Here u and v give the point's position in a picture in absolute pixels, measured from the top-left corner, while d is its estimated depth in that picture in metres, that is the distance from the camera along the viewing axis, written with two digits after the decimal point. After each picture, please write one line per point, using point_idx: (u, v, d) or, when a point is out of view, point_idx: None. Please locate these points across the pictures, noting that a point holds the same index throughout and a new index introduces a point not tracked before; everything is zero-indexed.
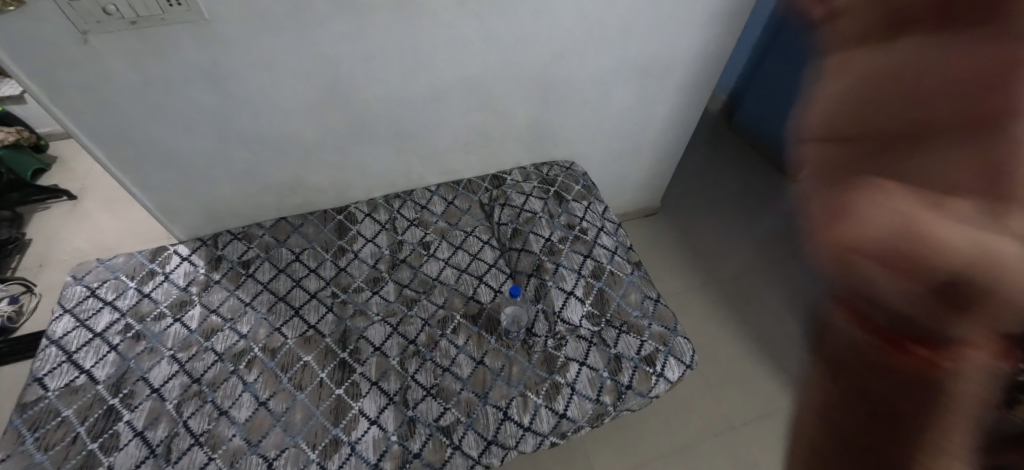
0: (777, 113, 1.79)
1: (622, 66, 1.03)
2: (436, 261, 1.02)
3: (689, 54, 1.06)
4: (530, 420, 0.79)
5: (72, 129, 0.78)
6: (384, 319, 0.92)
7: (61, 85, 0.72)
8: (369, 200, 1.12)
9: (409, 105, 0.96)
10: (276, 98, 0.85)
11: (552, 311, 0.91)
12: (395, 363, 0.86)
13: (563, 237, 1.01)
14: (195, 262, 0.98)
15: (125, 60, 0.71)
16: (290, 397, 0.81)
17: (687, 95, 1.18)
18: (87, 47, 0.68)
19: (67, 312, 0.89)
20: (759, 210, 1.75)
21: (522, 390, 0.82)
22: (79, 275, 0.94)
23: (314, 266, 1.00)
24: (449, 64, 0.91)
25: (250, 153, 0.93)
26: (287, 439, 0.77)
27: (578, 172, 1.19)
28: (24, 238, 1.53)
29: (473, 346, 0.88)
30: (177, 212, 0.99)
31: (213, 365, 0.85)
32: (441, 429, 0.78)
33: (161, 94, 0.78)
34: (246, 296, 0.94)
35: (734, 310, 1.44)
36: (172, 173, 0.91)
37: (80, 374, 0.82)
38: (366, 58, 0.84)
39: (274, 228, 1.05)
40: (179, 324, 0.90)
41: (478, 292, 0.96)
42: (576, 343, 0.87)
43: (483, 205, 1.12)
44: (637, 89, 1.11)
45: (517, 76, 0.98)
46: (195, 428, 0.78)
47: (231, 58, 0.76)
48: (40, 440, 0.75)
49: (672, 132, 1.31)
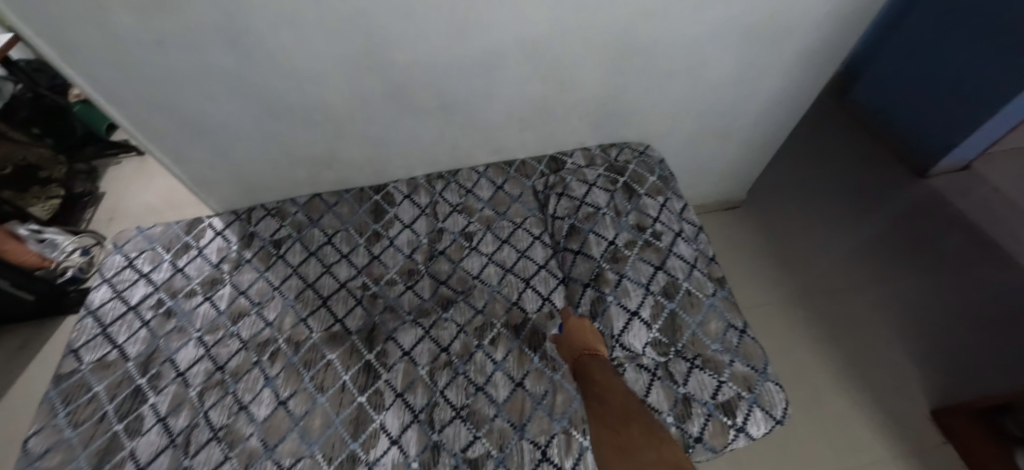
0: (913, 89, 1.42)
1: (727, 27, 0.80)
2: (479, 256, 0.89)
3: (822, 12, 0.80)
4: (573, 466, 0.66)
5: (90, 91, 0.71)
6: (416, 320, 0.82)
7: (70, 44, 0.64)
8: (410, 179, 1.01)
9: (456, 74, 0.81)
10: (303, 62, 0.73)
11: (609, 333, 0.75)
12: (424, 373, 0.76)
13: (629, 241, 0.84)
14: (228, 238, 0.93)
15: (130, 14, 0.61)
16: (310, 399, 0.75)
17: (807, 67, 0.93)
18: (90, 1, 0.59)
19: (106, 282, 0.88)
20: (872, 210, 1.44)
21: (565, 426, 0.69)
22: (120, 244, 0.93)
23: (346, 251, 0.91)
24: (505, 23, 0.73)
25: (280, 124, 0.84)
26: (303, 447, 0.70)
27: (653, 159, 1.00)
28: (98, 191, 1.61)
29: (513, 364, 0.76)
30: (210, 183, 0.94)
31: (238, 353, 0.80)
32: (468, 462, 0.67)
33: (176, 56, 0.68)
34: (275, 279, 0.88)
35: (826, 331, 1.21)
36: (200, 143, 0.84)
37: (113, 348, 0.80)
38: (404, 15, 0.69)
39: (308, 206, 0.97)
40: (208, 303, 0.86)
41: (523, 298, 0.83)
42: (636, 375, 0.72)
43: (537, 193, 0.96)
44: (742, 58, 0.87)
45: (588, 39, 0.79)
46: (215, 421, 0.74)
47: (247, 14, 0.64)
48: (71, 415, 0.74)
49: (777, 113, 1.06)
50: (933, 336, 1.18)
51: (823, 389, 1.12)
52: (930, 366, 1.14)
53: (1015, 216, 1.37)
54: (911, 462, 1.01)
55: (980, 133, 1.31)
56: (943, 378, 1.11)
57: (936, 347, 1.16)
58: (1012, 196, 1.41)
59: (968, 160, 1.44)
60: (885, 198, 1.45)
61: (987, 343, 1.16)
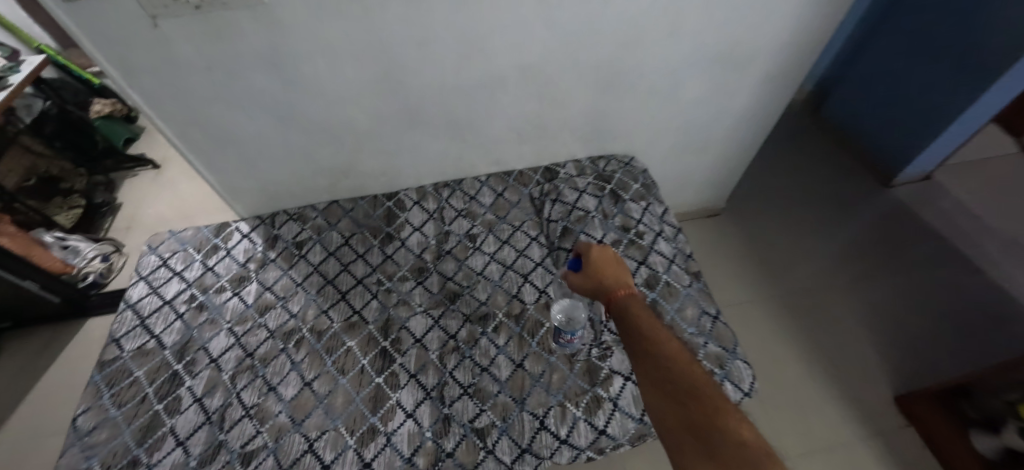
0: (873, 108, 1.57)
1: (699, 53, 0.93)
2: (482, 255, 0.99)
3: (779, 43, 0.94)
4: (567, 432, 0.76)
5: (147, 111, 0.82)
6: (427, 311, 0.92)
7: (135, 69, 0.74)
8: (419, 188, 1.12)
9: (464, 93, 0.93)
10: (333, 83, 0.85)
11: (598, 319, 0.87)
12: (434, 357, 0.85)
13: (617, 239, 0.95)
14: (254, 240, 1.02)
15: (190, 43, 0.72)
16: (333, 381, 0.83)
17: (770, 88, 1.06)
18: (158, 33, 0.70)
19: (142, 279, 0.96)
20: (839, 217, 1.57)
21: (561, 400, 0.78)
22: (154, 245, 1.02)
23: (362, 251, 1.01)
24: (508, 50, 0.85)
25: (307, 138, 0.95)
26: (328, 422, 0.78)
27: (637, 169, 1.12)
28: (116, 202, 1.69)
29: (514, 348, 0.85)
30: (239, 191, 1.03)
31: (266, 341, 0.89)
32: (475, 431, 0.76)
33: (224, 78, 0.79)
34: (298, 276, 0.97)
35: (798, 327, 1.32)
36: (234, 154, 0.95)
37: (151, 338, 0.89)
38: (422, 44, 0.81)
39: (326, 211, 1.07)
40: (237, 298, 0.95)
41: (522, 291, 0.93)
42: (622, 355, 0.83)
43: (533, 199, 1.07)
44: (713, 80, 1.00)
45: (579, 65, 0.91)
46: (247, 400, 0.82)
47: (290, 43, 0.76)
48: (115, 396, 0.82)
49: (747, 128, 1.19)
50: (895, 332, 1.29)
51: (796, 379, 1.22)
52: (891, 357, 1.25)
53: (968, 222, 1.50)
54: (876, 443, 1.11)
55: (932, 147, 1.45)
56: (903, 368, 1.22)
57: (897, 340, 1.28)
58: (965, 204, 1.55)
59: (925, 171, 1.58)
60: (852, 207, 1.59)
61: (945, 335, 1.27)
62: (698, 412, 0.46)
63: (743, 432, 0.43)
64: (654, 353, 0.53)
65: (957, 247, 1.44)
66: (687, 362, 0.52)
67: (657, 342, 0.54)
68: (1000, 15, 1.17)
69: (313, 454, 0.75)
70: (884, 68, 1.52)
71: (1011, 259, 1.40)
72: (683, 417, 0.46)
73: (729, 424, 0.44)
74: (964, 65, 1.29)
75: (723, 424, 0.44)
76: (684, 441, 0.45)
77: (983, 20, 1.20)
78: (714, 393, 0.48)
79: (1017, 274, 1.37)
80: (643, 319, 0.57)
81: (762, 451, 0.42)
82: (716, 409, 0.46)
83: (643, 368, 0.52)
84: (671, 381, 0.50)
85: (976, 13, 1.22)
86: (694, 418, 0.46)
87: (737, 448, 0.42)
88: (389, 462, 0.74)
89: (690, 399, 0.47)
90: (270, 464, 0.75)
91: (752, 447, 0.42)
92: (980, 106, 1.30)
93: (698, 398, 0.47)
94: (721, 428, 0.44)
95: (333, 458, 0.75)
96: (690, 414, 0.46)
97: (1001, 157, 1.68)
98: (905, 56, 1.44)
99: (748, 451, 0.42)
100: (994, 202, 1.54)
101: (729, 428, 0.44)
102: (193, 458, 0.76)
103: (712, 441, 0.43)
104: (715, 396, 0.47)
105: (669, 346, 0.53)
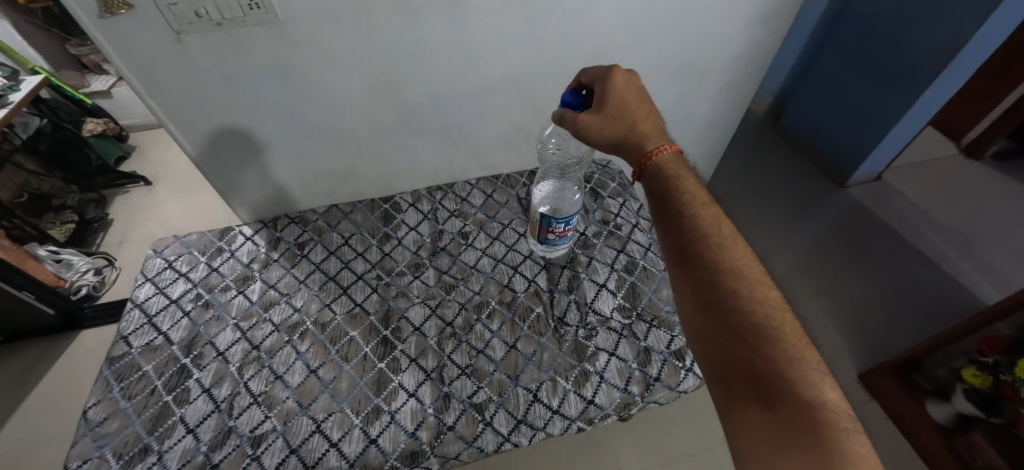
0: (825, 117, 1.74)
1: (665, 65, 1.05)
2: (474, 251, 1.07)
3: (733, 55, 1.07)
4: (559, 403, 0.82)
5: (164, 120, 0.88)
6: (424, 301, 0.98)
7: (156, 81, 0.81)
8: (414, 191, 1.20)
9: (455, 102, 1.02)
10: (338, 93, 0.93)
11: (583, 301, 0.96)
12: (433, 343, 0.91)
13: (597, 232, 1.07)
14: (257, 242, 1.08)
15: (209, 56, 0.80)
16: (337, 367, 0.88)
17: (730, 95, 1.18)
18: (181, 47, 0.77)
19: (149, 280, 1.01)
20: (801, 216, 1.70)
21: (552, 375, 0.86)
22: (159, 249, 1.06)
23: (362, 250, 1.07)
24: (495, 62, 0.95)
25: (311, 143, 1.03)
26: (334, 404, 0.83)
27: (614, 170, 1.22)
28: (108, 218, 1.72)
29: (507, 331, 0.92)
30: (244, 195, 1.10)
31: (271, 334, 0.93)
32: (474, 406, 0.82)
33: (238, 88, 0.87)
34: (300, 274, 1.03)
35: None
36: (242, 161, 1.01)
37: (158, 335, 0.93)
38: (418, 57, 0.90)
39: (326, 214, 1.14)
40: (241, 295, 0.99)
41: (513, 281, 1.00)
42: (606, 334, 0.91)
43: (520, 199, 1.16)
44: (678, 90, 1.12)
45: (558, 76, 1.02)
46: (255, 389, 0.86)
47: (300, 57, 0.84)
48: (125, 390, 0.85)
49: (712, 133, 1.31)
50: (857, 317, 1.40)
51: None
52: (852, 339, 1.35)
53: (915, 217, 1.65)
54: None
55: (877, 150, 1.61)
56: (864, 348, 1.33)
57: (858, 323, 1.39)
58: (912, 201, 1.70)
59: (876, 172, 1.73)
60: (812, 206, 1.73)
61: (900, 316, 1.39)
62: (769, 359, 0.49)
63: (819, 388, 0.47)
64: (724, 282, 0.53)
65: (907, 239, 1.58)
66: (762, 296, 0.52)
67: (729, 269, 0.54)
68: (924, 33, 1.34)
69: (321, 434, 0.80)
70: (830, 82, 1.69)
71: (955, 248, 1.54)
72: (751, 360, 0.50)
73: (800, 372, 0.48)
74: (897, 77, 1.45)
75: (793, 373, 0.48)
76: (745, 383, 0.50)
77: (910, 38, 1.37)
78: (788, 336, 0.50)
79: (960, 260, 1.51)
80: (712, 233, 0.56)
81: (832, 409, 0.46)
82: (790, 355, 0.49)
83: (707, 302, 0.54)
84: (742, 317, 0.52)
85: (904, 31, 1.39)
86: (764, 366, 0.49)
87: (805, 402, 0.46)
88: (394, 438, 0.79)
89: (764, 345, 0.50)
90: (280, 445, 0.79)
91: (824, 406, 0.46)
92: (914, 113, 1.46)
93: (772, 342, 0.50)
94: (791, 376, 0.48)
95: (341, 437, 0.79)
96: (760, 361, 0.49)
97: (942, 159, 1.87)
98: (847, 70, 1.61)
99: (818, 409, 0.46)
100: (937, 199, 1.70)
101: (803, 379, 0.47)
102: (203, 444, 0.79)
103: (777, 391, 0.48)
104: (790, 339, 0.50)
105: (744, 275, 0.54)
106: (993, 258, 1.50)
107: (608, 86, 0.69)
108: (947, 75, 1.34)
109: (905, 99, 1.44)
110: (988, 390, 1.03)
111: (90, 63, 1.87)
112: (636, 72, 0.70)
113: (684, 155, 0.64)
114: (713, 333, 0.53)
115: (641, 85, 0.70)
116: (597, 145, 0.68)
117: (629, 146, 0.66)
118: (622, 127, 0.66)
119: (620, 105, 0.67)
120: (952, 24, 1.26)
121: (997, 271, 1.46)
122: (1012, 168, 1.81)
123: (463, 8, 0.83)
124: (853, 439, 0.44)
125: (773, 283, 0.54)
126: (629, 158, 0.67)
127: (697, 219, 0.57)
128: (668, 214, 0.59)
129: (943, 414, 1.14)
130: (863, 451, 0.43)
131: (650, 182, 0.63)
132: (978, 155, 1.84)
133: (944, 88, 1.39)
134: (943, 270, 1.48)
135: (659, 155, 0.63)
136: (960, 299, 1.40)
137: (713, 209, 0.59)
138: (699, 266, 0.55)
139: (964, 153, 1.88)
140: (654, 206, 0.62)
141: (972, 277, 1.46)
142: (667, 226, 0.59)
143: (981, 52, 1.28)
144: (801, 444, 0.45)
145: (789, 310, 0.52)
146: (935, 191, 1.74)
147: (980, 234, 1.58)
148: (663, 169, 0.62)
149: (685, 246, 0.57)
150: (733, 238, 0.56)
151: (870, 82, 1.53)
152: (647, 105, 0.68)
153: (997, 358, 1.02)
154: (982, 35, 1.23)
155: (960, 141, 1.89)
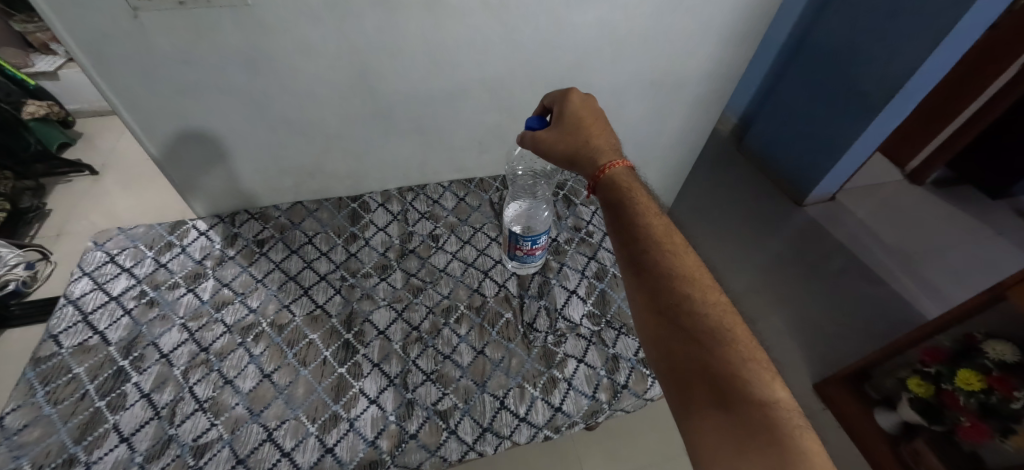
0: (786, 138, 1.84)
1: (635, 79, 1.07)
2: (444, 254, 1.05)
3: (703, 73, 1.10)
4: (526, 411, 0.81)
5: (112, 100, 0.81)
6: (390, 304, 0.94)
7: (105, 56, 0.75)
8: (384, 192, 1.17)
9: (431, 101, 1.01)
10: (308, 83, 0.89)
11: (554, 307, 0.95)
12: (398, 347, 0.88)
13: (569, 238, 1.08)
14: (211, 237, 1.03)
15: (167, 36, 0.75)
16: (293, 372, 0.83)
17: (700, 111, 1.22)
18: (133, 20, 0.71)
19: (86, 276, 0.92)
20: (762, 231, 1.78)
21: (520, 382, 0.84)
22: (101, 242, 0.98)
23: (325, 249, 1.03)
24: (472, 63, 0.94)
25: (277, 136, 0.98)
26: (288, 411, 0.78)
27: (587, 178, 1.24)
28: (45, 208, 1.61)
29: (475, 337, 0.90)
30: (198, 192, 1.04)
31: (222, 336, 0.87)
32: (438, 413, 0.80)
33: (197, 72, 0.81)
34: (258, 273, 0.97)
35: None
36: (197, 152, 0.96)
37: (94, 334, 0.85)
38: (392, 53, 0.88)
39: (290, 211, 1.10)
40: (191, 294, 0.93)
41: (482, 285, 0.98)
42: (575, 341, 0.90)
43: (493, 204, 1.16)
44: (649, 103, 1.15)
45: (534, 81, 1.02)
46: (201, 394, 0.79)
47: (268, 43, 0.80)
48: (50, 394, 0.77)
49: (683, 148, 1.34)
50: (811, 330, 1.46)
51: None
52: (805, 351, 1.41)
53: (865, 236, 1.75)
54: None
55: (832, 172, 1.70)
56: (817, 360, 1.39)
57: (812, 335, 1.44)
58: (862, 220, 1.81)
59: (830, 192, 1.83)
60: (772, 223, 1.81)
61: (851, 329, 1.45)
62: (724, 360, 0.49)
63: (769, 386, 0.48)
64: (677, 287, 0.54)
65: (857, 257, 1.67)
66: (712, 299, 0.54)
67: (682, 275, 0.55)
68: (875, 64, 1.43)
69: (272, 442, 0.75)
70: (790, 105, 1.78)
71: (899, 265, 1.64)
72: (708, 363, 0.50)
73: (752, 371, 0.49)
74: (847, 103, 1.55)
75: (747, 373, 0.48)
76: (703, 387, 0.49)
77: (863, 67, 1.47)
78: (739, 338, 0.51)
79: (905, 278, 1.60)
80: (664, 242, 0.58)
81: (784, 408, 0.46)
82: (743, 355, 0.50)
83: (663, 310, 0.54)
84: (696, 321, 0.52)
85: (858, 61, 1.48)
86: (720, 368, 0.49)
87: (760, 401, 0.46)
88: (352, 447, 0.75)
89: (718, 347, 0.50)
90: (226, 456, 0.73)
91: (777, 405, 0.46)
92: (866, 137, 1.55)
93: (724, 342, 0.50)
94: (743, 375, 0.48)
95: (294, 446, 0.74)
96: (717, 363, 0.49)
97: (888, 183, 2.00)
98: (805, 95, 1.70)
99: (772, 407, 0.46)
100: (885, 221, 1.81)
101: (756, 378, 0.48)
102: (139, 454, 0.72)
103: (734, 393, 0.47)
104: (741, 341, 0.51)
105: (694, 280, 0.55)
106: (933, 277, 1.60)
107: (567, 105, 0.71)
108: (896, 104, 1.43)
109: (857, 124, 1.53)
110: (931, 399, 1.10)
111: (36, 42, 1.73)
112: (593, 96, 0.73)
113: (636, 171, 0.66)
114: (669, 341, 0.53)
115: (598, 106, 0.72)
116: (554, 157, 0.70)
117: (583, 159, 0.67)
118: (579, 141, 0.68)
119: (577, 120, 0.69)
120: (899, 57, 1.36)
121: (936, 288, 1.56)
122: (949, 194, 1.95)
123: (438, 7, 0.82)
124: (806, 435, 0.44)
125: (721, 289, 0.56)
126: (584, 172, 0.68)
127: (650, 228, 0.59)
128: (623, 225, 0.60)
129: (890, 423, 1.20)
130: (816, 445, 0.44)
131: (604, 194, 0.64)
132: (920, 182, 1.97)
133: (893, 117, 1.48)
134: (889, 287, 1.57)
135: (613, 169, 0.64)
136: (903, 314, 1.49)
137: (664, 221, 0.61)
138: (654, 273, 0.56)
139: (907, 179, 2.02)
140: (608, 219, 0.63)
141: (915, 295, 1.54)
142: (622, 237, 0.60)
143: (925, 85, 1.38)
144: (759, 444, 0.44)
145: (738, 313, 0.54)
146: (883, 213, 1.85)
147: (921, 254, 1.68)
148: (616, 182, 0.63)
149: (642, 254, 0.57)
150: (682, 247, 0.58)
151: (826, 106, 1.62)
152: (604, 124, 0.70)
153: (939, 368, 1.09)
154: (927, 68, 1.32)
155: (905, 167, 2.03)
